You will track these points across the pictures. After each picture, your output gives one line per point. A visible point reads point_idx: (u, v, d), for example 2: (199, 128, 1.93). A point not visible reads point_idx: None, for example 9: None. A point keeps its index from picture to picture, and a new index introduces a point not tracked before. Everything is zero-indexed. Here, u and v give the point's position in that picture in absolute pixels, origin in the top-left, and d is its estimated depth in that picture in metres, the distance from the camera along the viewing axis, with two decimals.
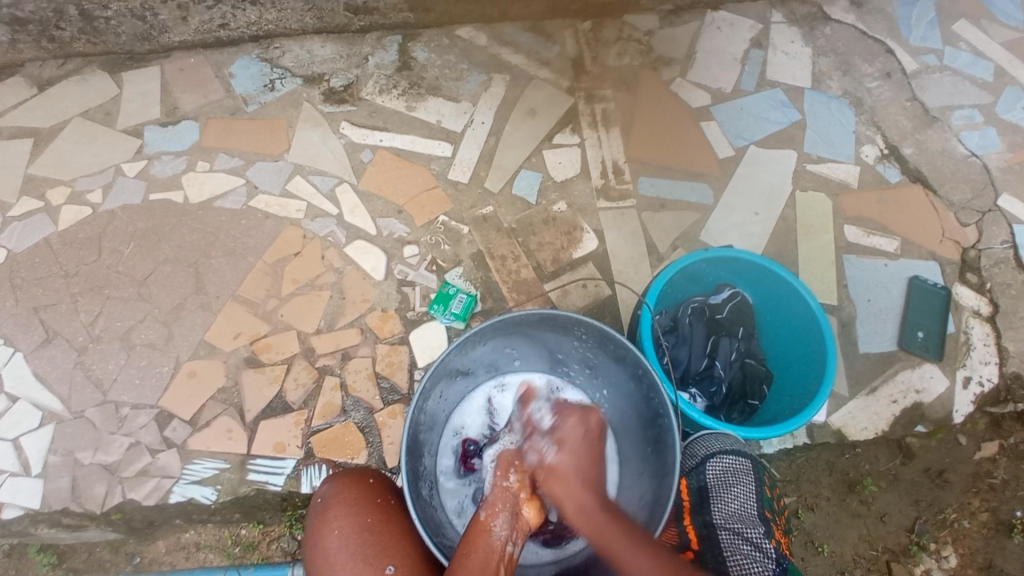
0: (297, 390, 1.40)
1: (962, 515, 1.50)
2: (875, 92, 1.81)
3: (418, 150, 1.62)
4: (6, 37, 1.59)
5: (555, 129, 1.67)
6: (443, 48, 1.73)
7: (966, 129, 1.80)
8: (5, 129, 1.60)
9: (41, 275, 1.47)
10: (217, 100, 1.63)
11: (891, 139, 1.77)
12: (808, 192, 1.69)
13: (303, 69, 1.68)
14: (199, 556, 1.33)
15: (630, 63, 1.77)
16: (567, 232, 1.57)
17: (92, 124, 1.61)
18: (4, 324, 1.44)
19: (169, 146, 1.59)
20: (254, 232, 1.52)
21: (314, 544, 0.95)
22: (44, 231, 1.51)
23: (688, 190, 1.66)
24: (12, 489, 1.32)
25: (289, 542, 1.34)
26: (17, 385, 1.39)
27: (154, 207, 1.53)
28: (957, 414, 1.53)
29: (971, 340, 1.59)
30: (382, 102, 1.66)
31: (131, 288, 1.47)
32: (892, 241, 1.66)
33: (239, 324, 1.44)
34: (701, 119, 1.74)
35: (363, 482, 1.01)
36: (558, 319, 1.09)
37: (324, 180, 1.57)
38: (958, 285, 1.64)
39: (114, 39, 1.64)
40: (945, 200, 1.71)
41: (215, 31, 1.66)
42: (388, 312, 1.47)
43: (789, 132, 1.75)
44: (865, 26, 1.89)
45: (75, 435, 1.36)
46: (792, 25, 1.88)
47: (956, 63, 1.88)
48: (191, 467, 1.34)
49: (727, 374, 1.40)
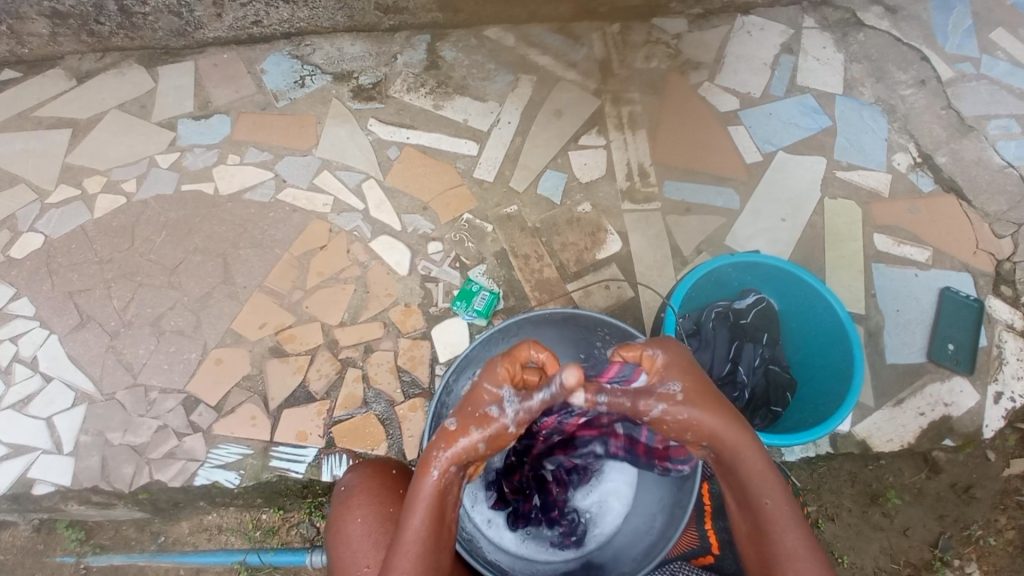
0: (320, 381, 1.41)
1: (988, 533, 1.46)
2: (909, 99, 1.78)
3: (444, 148, 1.63)
4: (46, 30, 1.62)
5: (582, 130, 1.67)
6: (471, 47, 1.74)
7: (1003, 139, 1.76)
8: (46, 119, 1.65)
9: (77, 260, 1.51)
10: (250, 95, 1.67)
11: (924, 147, 1.73)
12: (837, 199, 1.66)
13: (333, 66, 1.70)
14: (221, 538, 1.37)
15: (658, 66, 1.77)
16: (591, 232, 1.57)
17: (129, 116, 1.65)
18: (40, 307, 1.48)
19: (202, 138, 1.62)
20: (282, 224, 1.54)
21: (337, 532, 0.96)
22: (80, 218, 1.55)
23: (713, 194, 1.64)
24: (42, 467, 1.36)
25: (307, 529, 1.37)
26: (50, 367, 1.43)
27: (186, 197, 1.57)
28: (988, 429, 1.50)
29: (1004, 354, 1.55)
30: (411, 100, 1.67)
31: (162, 276, 1.50)
32: (923, 250, 1.63)
33: (265, 314, 1.46)
34: (729, 123, 1.72)
35: (386, 472, 1.03)
36: (582, 318, 1.10)
37: (351, 175, 1.59)
38: (991, 297, 1.60)
39: (151, 35, 1.67)
40: (979, 211, 1.68)
41: (247, 28, 1.69)
42: (411, 307, 1.48)
43: (819, 138, 1.73)
44: (900, 33, 1.86)
45: (104, 417, 1.39)
46: (824, 30, 1.86)
47: (993, 72, 1.84)
48: (216, 451, 1.36)
49: (750, 379, 1.38)
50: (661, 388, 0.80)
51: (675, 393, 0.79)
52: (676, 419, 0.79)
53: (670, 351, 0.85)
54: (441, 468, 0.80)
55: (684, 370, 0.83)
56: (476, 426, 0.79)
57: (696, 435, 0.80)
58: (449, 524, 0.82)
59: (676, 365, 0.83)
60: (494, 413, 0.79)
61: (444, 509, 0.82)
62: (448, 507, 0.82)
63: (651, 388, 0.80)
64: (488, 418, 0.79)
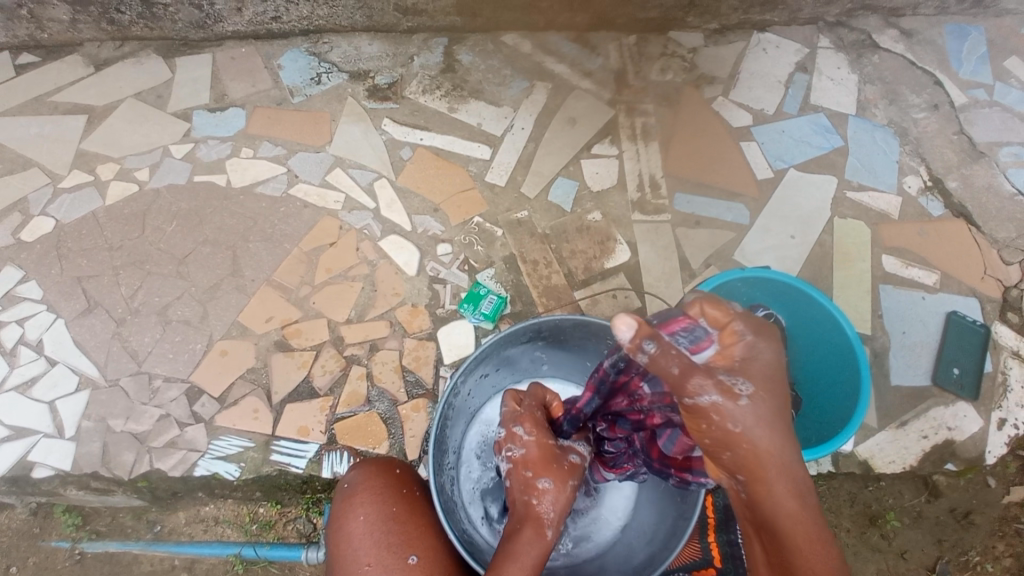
0: (324, 377, 1.41)
1: (985, 559, 1.48)
2: (921, 123, 1.79)
3: (457, 150, 1.64)
4: (68, 16, 1.63)
5: (595, 139, 1.68)
6: (488, 52, 1.75)
7: (1014, 167, 1.76)
8: (62, 104, 1.65)
9: (86, 246, 1.52)
10: (266, 89, 1.67)
11: (935, 171, 1.74)
12: (846, 219, 1.66)
13: (350, 65, 1.71)
14: (217, 529, 1.37)
15: (673, 79, 1.77)
16: (600, 241, 1.57)
17: (145, 105, 1.65)
18: (48, 291, 1.48)
19: (217, 131, 1.63)
20: (293, 219, 1.54)
21: (337, 528, 0.96)
22: (92, 204, 1.55)
23: (724, 209, 1.64)
24: (41, 452, 1.35)
25: (304, 524, 1.37)
26: (55, 351, 1.43)
27: (198, 188, 1.57)
28: (990, 455, 1.49)
29: (1008, 381, 1.54)
30: (426, 101, 1.68)
31: (171, 265, 1.50)
32: (931, 274, 1.63)
33: (272, 308, 1.46)
34: (741, 138, 1.73)
35: (390, 471, 1.02)
36: (592, 325, 1.09)
37: (364, 174, 1.60)
38: (998, 323, 1.60)
39: (171, 26, 1.68)
40: (988, 237, 1.68)
41: (267, 24, 1.70)
42: (418, 307, 1.48)
43: (831, 157, 1.73)
44: (914, 57, 1.87)
45: (106, 404, 1.38)
46: (839, 51, 1.87)
47: (1005, 99, 1.85)
48: (217, 443, 1.36)
49: None
50: (724, 377, 0.60)
51: (738, 391, 0.59)
52: (726, 418, 0.59)
53: (767, 343, 0.63)
54: (554, 529, 0.83)
55: (765, 371, 0.61)
56: (568, 476, 0.87)
57: (743, 449, 0.59)
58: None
59: (761, 370, 0.61)
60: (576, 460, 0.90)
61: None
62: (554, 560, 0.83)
63: (715, 370, 0.60)
64: (573, 466, 0.89)
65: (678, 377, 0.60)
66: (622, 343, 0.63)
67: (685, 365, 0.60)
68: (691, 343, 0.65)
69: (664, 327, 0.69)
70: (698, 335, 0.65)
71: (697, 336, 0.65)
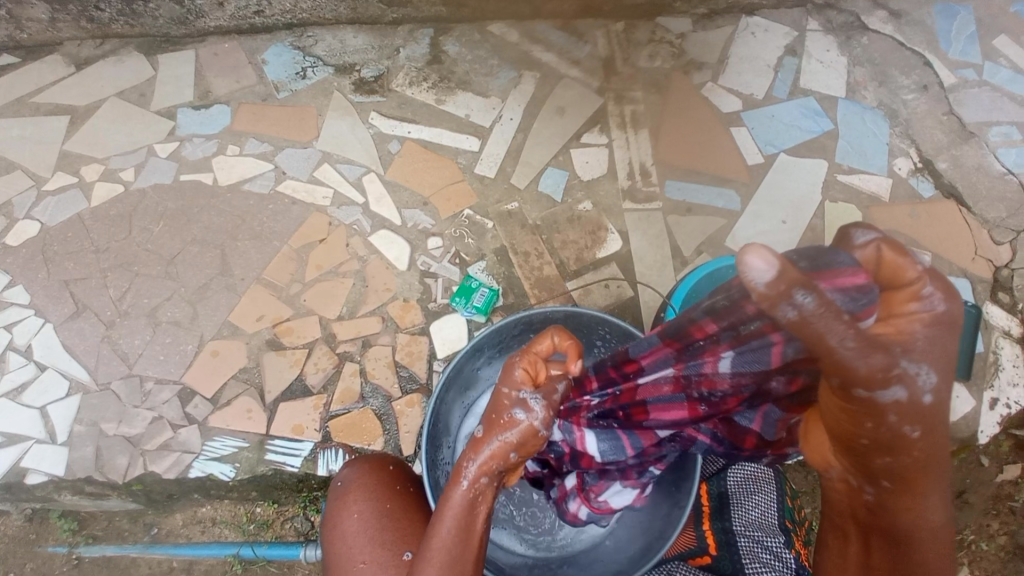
0: (317, 375, 1.40)
1: (980, 538, 1.49)
2: (911, 104, 1.78)
3: (446, 143, 1.62)
4: (46, 15, 1.61)
5: (584, 128, 1.67)
6: (475, 42, 1.74)
7: (1004, 146, 1.76)
8: (43, 105, 1.63)
9: (73, 249, 1.50)
10: (250, 85, 1.65)
11: (926, 153, 1.73)
12: (837, 203, 1.66)
13: (335, 58, 1.69)
14: (214, 530, 1.38)
15: (661, 65, 1.76)
16: (591, 231, 1.57)
17: (128, 104, 1.63)
18: (35, 295, 1.46)
19: (202, 129, 1.61)
20: (281, 217, 1.53)
21: (332, 526, 0.96)
22: (77, 206, 1.53)
23: (714, 195, 1.64)
24: (34, 457, 1.34)
25: (301, 523, 1.38)
26: (45, 356, 1.42)
27: (184, 187, 1.55)
28: (983, 435, 1.49)
29: (1000, 360, 1.55)
30: (413, 94, 1.67)
31: (159, 266, 1.49)
32: (922, 255, 1.63)
33: (263, 307, 1.46)
34: (731, 124, 1.72)
35: (383, 468, 1.02)
36: (582, 316, 1.10)
37: (352, 169, 1.58)
38: (989, 303, 1.60)
39: (152, 22, 1.66)
40: (979, 217, 1.68)
41: (249, 18, 1.68)
42: (410, 302, 1.47)
43: (821, 141, 1.73)
44: (904, 38, 1.86)
45: (99, 407, 1.38)
46: (828, 33, 1.86)
47: (995, 79, 1.84)
48: (211, 444, 1.35)
49: None
50: (909, 365, 0.53)
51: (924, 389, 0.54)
52: (904, 416, 0.55)
53: (948, 311, 0.55)
54: (470, 477, 0.80)
55: (944, 347, 0.55)
56: (503, 431, 0.81)
57: (911, 452, 0.57)
58: (479, 534, 0.80)
59: (942, 348, 0.55)
60: (519, 416, 0.82)
61: (474, 520, 0.80)
62: (479, 517, 0.80)
63: (898, 355, 0.53)
64: (512, 422, 0.81)
65: (850, 355, 0.52)
66: (761, 286, 0.54)
67: (860, 342, 0.52)
68: (861, 308, 0.57)
69: (822, 279, 0.59)
70: (869, 300, 0.57)
71: (868, 298, 0.57)
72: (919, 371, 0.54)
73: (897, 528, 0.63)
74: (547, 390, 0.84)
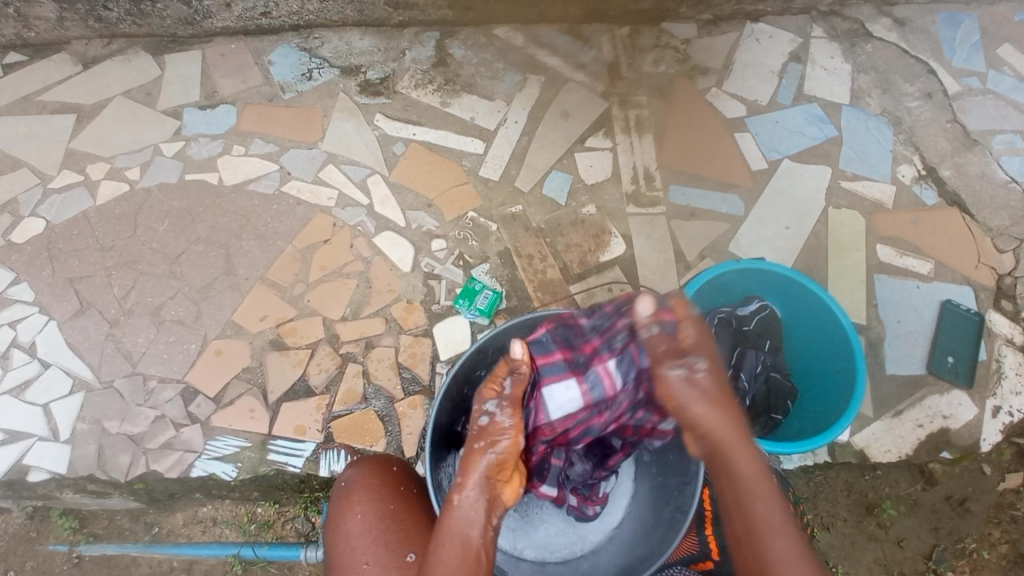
0: (320, 375, 1.41)
1: (981, 546, 1.48)
2: (915, 112, 1.79)
3: (450, 145, 1.63)
4: (54, 14, 1.61)
5: (588, 132, 1.67)
6: (480, 46, 1.74)
7: (1007, 154, 1.76)
8: (50, 104, 1.63)
9: (78, 247, 1.50)
10: (257, 86, 1.66)
11: (929, 160, 1.74)
12: (841, 209, 1.66)
13: (341, 60, 1.70)
14: (215, 530, 1.37)
15: (666, 70, 1.77)
16: (595, 235, 1.57)
17: (134, 103, 1.64)
18: (40, 293, 1.47)
19: (208, 129, 1.61)
20: (286, 217, 1.54)
21: (336, 527, 0.96)
22: (83, 204, 1.54)
23: (718, 200, 1.64)
24: (37, 455, 1.35)
25: (302, 524, 1.37)
26: (49, 353, 1.42)
27: (189, 187, 1.56)
28: (985, 443, 1.50)
29: (1002, 369, 1.55)
30: (418, 96, 1.67)
31: (163, 265, 1.49)
32: (925, 263, 1.63)
33: (266, 307, 1.46)
34: (735, 129, 1.72)
35: (387, 469, 1.02)
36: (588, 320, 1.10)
37: (357, 170, 1.59)
38: (992, 311, 1.60)
39: (159, 22, 1.66)
40: (982, 225, 1.68)
41: (256, 19, 1.68)
42: (413, 303, 1.47)
43: (825, 147, 1.73)
44: (908, 45, 1.87)
45: (102, 405, 1.38)
46: (832, 40, 1.86)
47: (999, 87, 1.85)
48: (214, 443, 1.36)
49: (752, 387, 1.36)
50: (680, 358, 0.92)
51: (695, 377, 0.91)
52: (689, 392, 0.90)
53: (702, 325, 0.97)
54: (459, 494, 0.89)
55: (705, 346, 0.94)
56: (474, 441, 0.94)
57: (699, 419, 0.89)
58: (486, 545, 0.87)
59: (700, 346, 0.94)
60: (487, 421, 0.95)
61: (472, 533, 0.87)
62: (476, 529, 0.87)
63: (674, 355, 0.93)
64: (483, 428, 0.94)
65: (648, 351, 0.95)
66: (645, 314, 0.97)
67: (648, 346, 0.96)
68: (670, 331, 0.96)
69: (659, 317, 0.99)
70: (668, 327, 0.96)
71: (670, 330, 0.96)
72: (684, 363, 0.92)
73: (739, 501, 0.85)
74: (506, 396, 0.96)
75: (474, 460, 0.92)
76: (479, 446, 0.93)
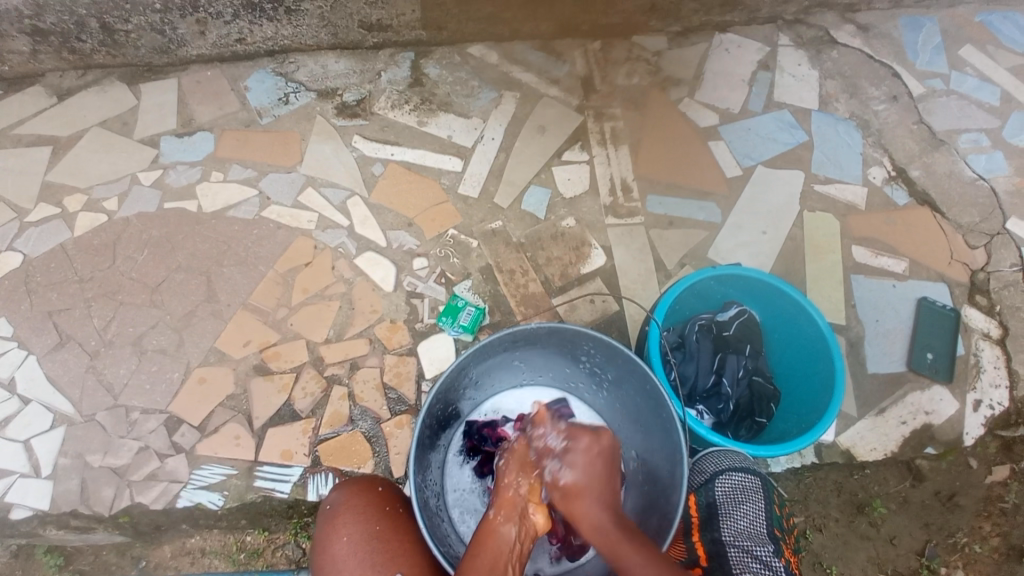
0: (305, 400, 1.40)
1: (973, 540, 1.48)
2: (882, 114, 1.83)
3: (429, 164, 1.64)
4: (27, 47, 1.61)
5: (565, 146, 1.70)
6: (455, 64, 1.77)
7: (974, 152, 1.81)
8: (26, 136, 1.63)
9: (56, 279, 1.49)
10: (234, 112, 1.67)
11: (898, 161, 1.78)
12: (815, 212, 1.70)
13: (318, 83, 1.71)
14: (204, 560, 1.33)
15: (639, 82, 1.80)
16: (575, 247, 1.58)
17: (110, 133, 1.64)
18: (18, 327, 1.45)
19: (186, 155, 1.62)
20: (267, 241, 1.54)
21: (321, 550, 0.95)
22: (60, 236, 1.53)
23: (696, 208, 1.67)
24: (17, 493, 1.32)
25: (293, 549, 1.34)
26: (28, 389, 1.40)
27: (168, 215, 1.56)
28: (968, 437, 1.52)
29: (980, 363, 1.58)
30: (395, 116, 1.69)
31: (144, 294, 1.49)
32: (900, 261, 1.66)
33: (249, 332, 1.45)
34: (709, 138, 1.76)
35: (372, 489, 1.03)
36: (568, 331, 1.11)
37: (336, 192, 1.60)
38: (966, 306, 1.64)
39: (134, 52, 1.67)
40: (953, 222, 1.72)
41: (232, 46, 1.69)
42: (397, 323, 1.48)
43: (797, 152, 1.77)
44: (872, 50, 1.92)
45: (83, 439, 1.36)
46: (799, 48, 1.91)
47: (962, 87, 1.90)
48: (199, 472, 1.34)
49: (734, 392, 1.40)
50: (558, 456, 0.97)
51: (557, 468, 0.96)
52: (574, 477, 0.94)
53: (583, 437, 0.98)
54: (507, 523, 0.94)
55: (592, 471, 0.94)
56: (515, 514, 0.95)
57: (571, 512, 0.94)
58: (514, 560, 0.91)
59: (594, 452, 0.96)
60: (513, 490, 0.98)
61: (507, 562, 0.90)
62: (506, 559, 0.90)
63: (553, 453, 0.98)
64: (511, 500, 0.97)
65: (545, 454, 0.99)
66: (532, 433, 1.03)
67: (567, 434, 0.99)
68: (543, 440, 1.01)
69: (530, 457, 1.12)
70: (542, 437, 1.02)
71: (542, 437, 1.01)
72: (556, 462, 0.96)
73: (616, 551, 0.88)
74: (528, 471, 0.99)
75: (514, 501, 0.97)
76: (515, 490, 0.98)
